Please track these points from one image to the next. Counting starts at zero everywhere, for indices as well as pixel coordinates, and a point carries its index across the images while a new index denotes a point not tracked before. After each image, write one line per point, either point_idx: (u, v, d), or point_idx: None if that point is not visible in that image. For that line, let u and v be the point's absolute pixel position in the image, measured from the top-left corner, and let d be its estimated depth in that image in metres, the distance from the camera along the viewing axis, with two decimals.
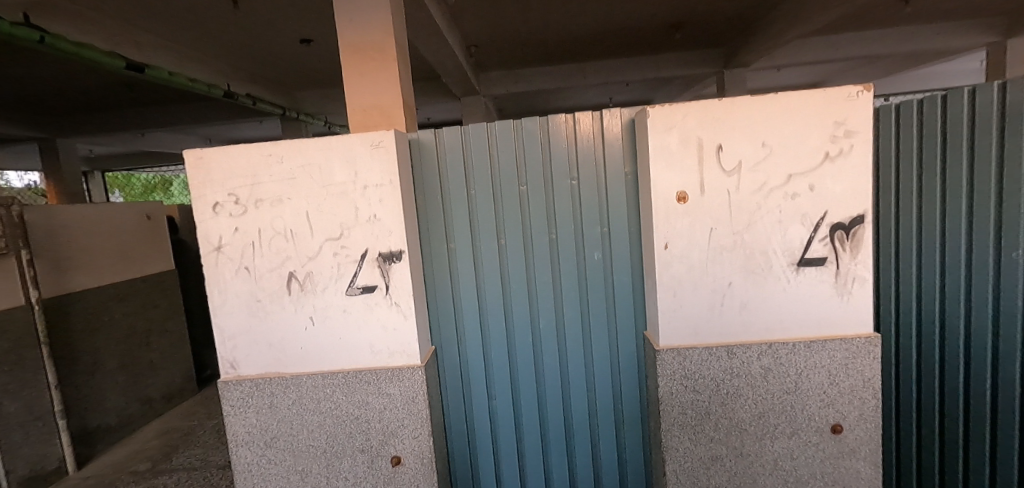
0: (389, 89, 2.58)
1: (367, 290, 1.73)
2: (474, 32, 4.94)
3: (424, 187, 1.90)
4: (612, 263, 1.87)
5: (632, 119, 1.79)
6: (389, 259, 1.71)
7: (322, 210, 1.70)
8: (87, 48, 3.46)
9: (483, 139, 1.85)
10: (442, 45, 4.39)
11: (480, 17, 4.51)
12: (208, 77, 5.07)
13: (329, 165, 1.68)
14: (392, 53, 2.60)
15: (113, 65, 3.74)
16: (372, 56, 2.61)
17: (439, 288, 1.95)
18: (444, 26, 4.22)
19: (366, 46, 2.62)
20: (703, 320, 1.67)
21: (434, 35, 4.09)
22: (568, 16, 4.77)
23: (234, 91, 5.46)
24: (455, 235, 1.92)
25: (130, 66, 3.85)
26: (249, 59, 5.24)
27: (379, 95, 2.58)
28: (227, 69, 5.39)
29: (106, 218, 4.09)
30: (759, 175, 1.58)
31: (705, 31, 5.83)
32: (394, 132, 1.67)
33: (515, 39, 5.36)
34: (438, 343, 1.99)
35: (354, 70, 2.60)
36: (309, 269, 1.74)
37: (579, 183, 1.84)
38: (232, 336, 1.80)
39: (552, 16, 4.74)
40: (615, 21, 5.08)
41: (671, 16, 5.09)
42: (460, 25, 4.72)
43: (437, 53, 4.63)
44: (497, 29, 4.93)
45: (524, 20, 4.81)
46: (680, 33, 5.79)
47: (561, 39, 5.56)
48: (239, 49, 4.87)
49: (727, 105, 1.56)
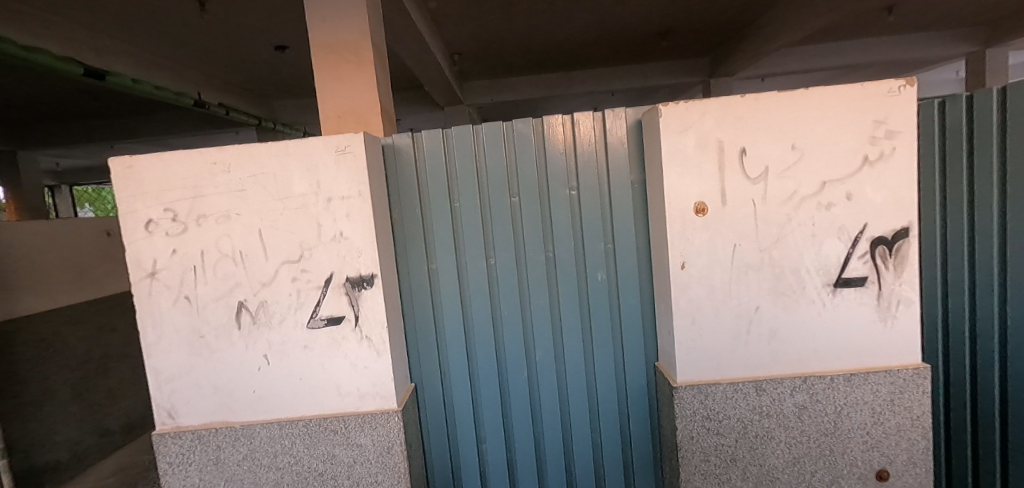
0: (365, 94, 2.33)
1: (333, 321, 1.46)
2: (458, 39, 4.73)
3: (401, 200, 1.65)
4: (618, 284, 1.63)
5: (638, 119, 1.57)
6: (358, 284, 1.44)
7: (278, 227, 1.43)
8: (39, 53, 3.08)
9: (468, 143, 1.62)
10: (425, 52, 4.18)
11: (464, 23, 4.31)
12: (176, 86, 4.77)
13: (286, 173, 1.42)
14: (370, 55, 2.36)
15: (69, 71, 3.37)
16: (347, 57, 2.37)
17: (419, 315, 1.70)
18: (427, 33, 4.00)
19: (340, 47, 2.38)
20: (727, 352, 1.44)
21: (414, 43, 3.87)
22: (555, 23, 4.61)
23: (205, 100, 5.17)
24: (438, 253, 1.67)
25: (88, 72, 3.50)
26: (221, 66, 4.96)
27: (354, 100, 2.33)
28: (199, 76, 5.10)
29: (64, 235, 3.75)
30: (788, 182, 1.38)
31: (691, 39, 5.70)
32: (364, 134, 1.43)
33: (500, 46, 5.17)
34: (418, 379, 1.72)
35: (327, 72, 2.35)
36: (262, 297, 1.46)
37: (578, 194, 1.61)
38: (170, 379, 1.50)
39: (537, 23, 4.55)
40: (601, 28, 4.92)
41: (662, 24, 4.96)
42: (444, 33, 4.52)
43: (419, 61, 4.41)
44: (481, 36, 4.73)
45: (510, 28, 4.63)
46: (666, 41, 5.65)
47: (550, 46, 5.40)
48: (209, 55, 4.60)
49: (751, 102, 1.36)
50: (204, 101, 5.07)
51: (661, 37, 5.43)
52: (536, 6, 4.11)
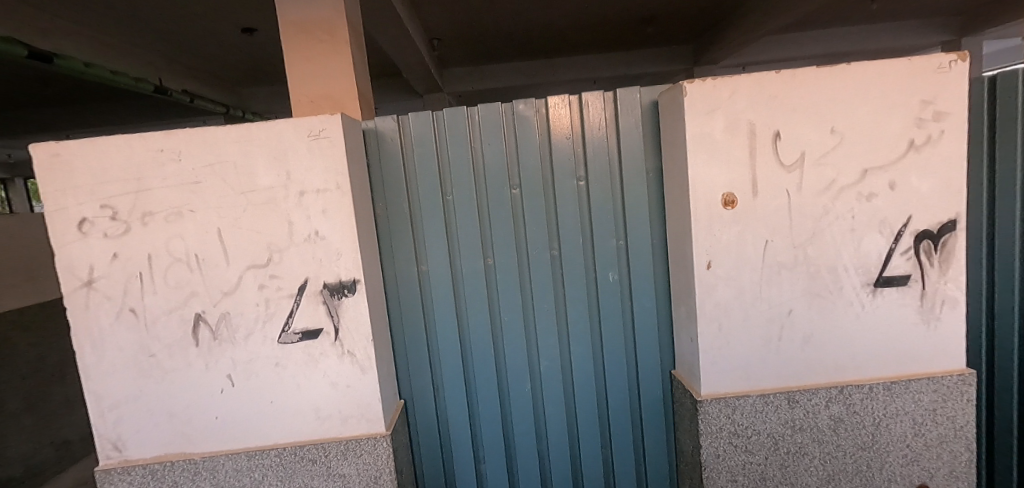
0: (341, 78, 2.10)
1: (309, 335, 1.26)
2: (438, 23, 4.46)
3: (386, 193, 1.45)
4: (631, 286, 1.47)
5: (654, 101, 1.40)
6: (338, 292, 1.24)
7: (241, 225, 1.22)
8: None
9: (462, 128, 1.42)
10: (406, 38, 3.91)
11: (447, 7, 4.05)
12: (132, 71, 4.37)
13: (249, 162, 1.20)
14: (345, 34, 2.12)
15: (13, 53, 3.01)
16: (319, 36, 2.12)
17: (409, 324, 1.50)
18: (408, 16, 3.74)
19: (312, 25, 2.13)
20: (756, 360, 1.29)
21: (395, 27, 3.61)
22: (544, 9, 4.39)
23: (168, 87, 4.79)
24: (429, 253, 1.47)
25: (32, 54, 3.12)
26: (185, 49, 4.59)
27: (329, 83, 2.09)
28: (158, 61, 4.71)
29: (18, 230, 3.37)
30: (826, 170, 1.23)
31: (677, 28, 5.49)
32: (343, 117, 1.22)
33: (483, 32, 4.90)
34: (408, 394, 1.53)
35: (297, 54, 2.11)
36: (223, 309, 1.24)
37: (587, 185, 1.43)
38: (114, 406, 1.28)
39: (520, 7, 4.28)
40: (587, 15, 4.68)
41: (654, 12, 4.77)
42: (426, 17, 4.25)
43: (397, 46, 4.12)
44: (461, 20, 4.45)
45: (496, 13, 4.39)
46: (651, 29, 5.40)
47: (538, 34, 5.17)
48: (171, 37, 4.23)
49: (786, 79, 1.20)
50: (165, 88, 4.69)
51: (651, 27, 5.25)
52: None
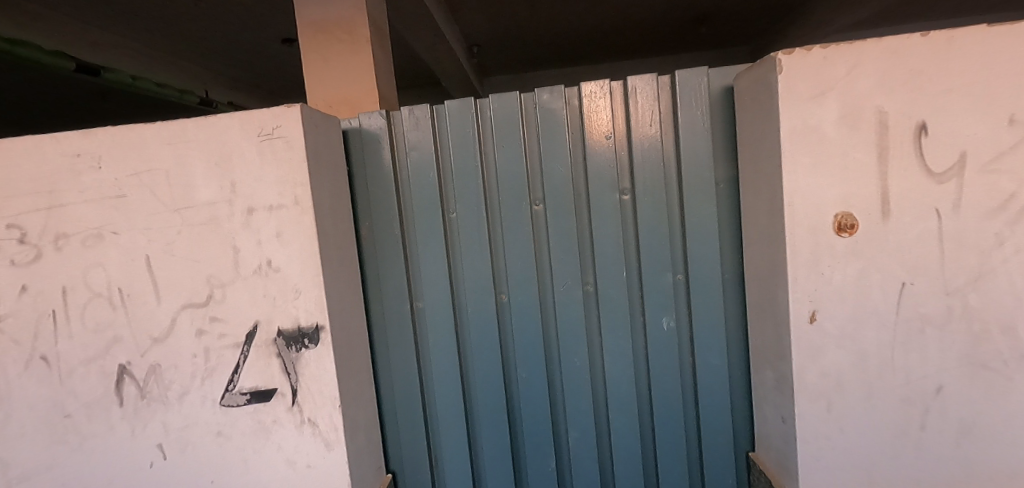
0: (364, 82, 1.80)
1: (259, 396, 0.96)
2: (479, 33, 4.02)
3: (372, 208, 1.14)
4: (693, 336, 1.09)
5: (727, 87, 1.03)
6: (296, 341, 0.94)
7: (173, 251, 0.93)
8: (23, 47, 2.42)
9: (468, 124, 1.10)
10: (443, 52, 3.67)
11: (489, 21, 3.77)
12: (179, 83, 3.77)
13: (185, 170, 0.91)
14: (365, 31, 1.81)
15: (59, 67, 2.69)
16: (337, 36, 1.82)
17: (399, 375, 1.18)
18: (447, 30, 3.48)
19: (329, 23, 1.84)
20: (884, 456, 0.89)
21: (431, 39, 3.37)
22: (594, 24, 4.05)
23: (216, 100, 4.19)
24: (424, 284, 1.15)
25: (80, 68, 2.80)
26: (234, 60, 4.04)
27: (347, 86, 1.79)
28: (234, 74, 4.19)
29: None
30: (999, 179, 0.82)
31: (734, 38, 4.95)
32: (308, 111, 0.92)
33: (526, 41, 4.38)
34: (399, 466, 1.20)
35: (313, 56, 1.82)
36: (153, 359, 0.96)
37: (632, 200, 1.07)
38: (23, 477, 1.01)
39: (565, 22, 3.95)
40: (635, 28, 4.29)
41: (712, 22, 4.33)
42: (468, 33, 4.00)
43: (434, 59, 3.85)
44: (503, 31, 4.02)
45: (540, 29, 4.08)
46: (707, 33, 4.63)
47: (583, 49, 4.82)
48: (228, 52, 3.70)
49: (934, 45, 0.81)
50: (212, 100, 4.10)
51: (706, 37, 4.80)
52: (572, 5, 3.55)
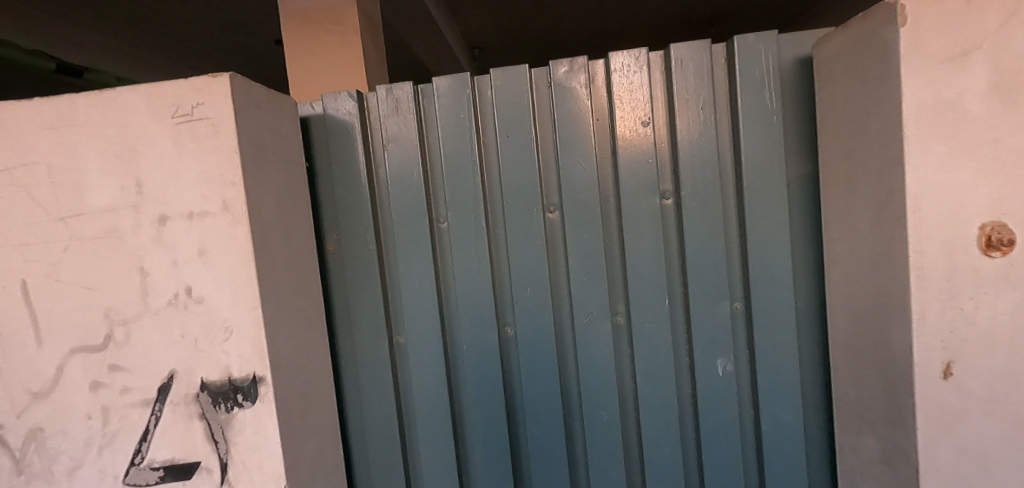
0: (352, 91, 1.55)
1: (177, 472, 0.70)
2: (481, 35, 3.80)
3: (340, 217, 0.89)
4: (757, 383, 0.83)
5: (802, 58, 0.79)
6: (227, 398, 0.69)
7: (60, 276, 0.68)
8: None
9: (462, 108, 0.85)
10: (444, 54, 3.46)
11: (491, 22, 3.56)
12: None
13: (75, 164, 0.67)
14: (355, 23, 1.50)
15: None
16: (324, 27, 1.52)
17: (376, 429, 0.92)
18: (447, 29, 3.26)
19: (315, 9, 1.54)
20: None
21: (429, 40, 3.16)
22: (603, 27, 3.84)
23: None
24: (407, 313, 0.89)
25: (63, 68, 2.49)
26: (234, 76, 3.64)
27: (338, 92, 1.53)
28: None
29: None
30: None
31: None
32: (243, 86, 0.68)
33: (531, 45, 4.16)
34: None
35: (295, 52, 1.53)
36: (36, 422, 0.71)
37: (676, 206, 0.83)
38: None
39: (573, 24, 3.73)
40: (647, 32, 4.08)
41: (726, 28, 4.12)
42: (469, 35, 3.78)
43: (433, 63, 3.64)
44: (507, 33, 3.81)
45: (546, 32, 3.87)
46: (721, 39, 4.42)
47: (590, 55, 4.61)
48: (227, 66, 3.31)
49: None
50: None
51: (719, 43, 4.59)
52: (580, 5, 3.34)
